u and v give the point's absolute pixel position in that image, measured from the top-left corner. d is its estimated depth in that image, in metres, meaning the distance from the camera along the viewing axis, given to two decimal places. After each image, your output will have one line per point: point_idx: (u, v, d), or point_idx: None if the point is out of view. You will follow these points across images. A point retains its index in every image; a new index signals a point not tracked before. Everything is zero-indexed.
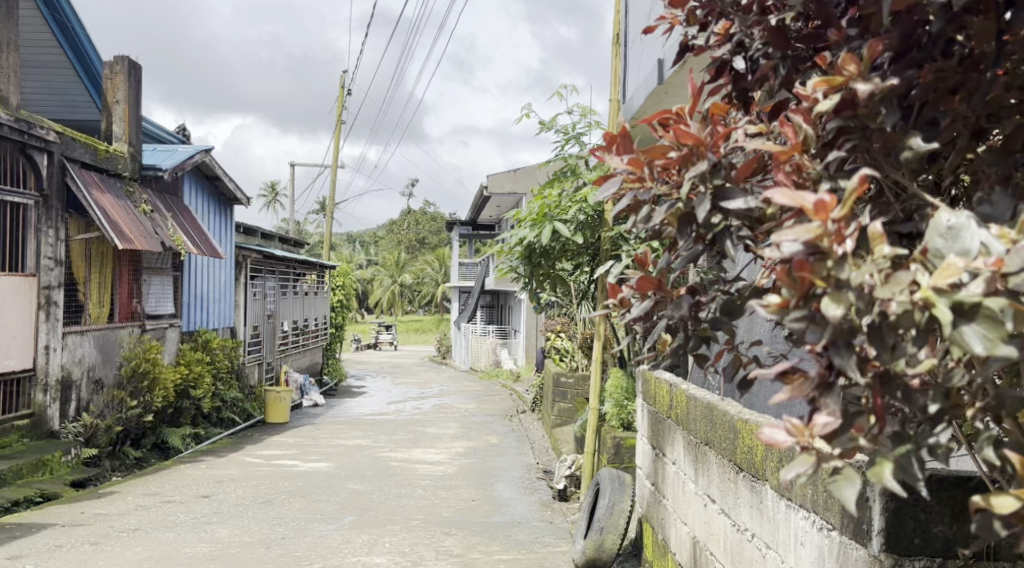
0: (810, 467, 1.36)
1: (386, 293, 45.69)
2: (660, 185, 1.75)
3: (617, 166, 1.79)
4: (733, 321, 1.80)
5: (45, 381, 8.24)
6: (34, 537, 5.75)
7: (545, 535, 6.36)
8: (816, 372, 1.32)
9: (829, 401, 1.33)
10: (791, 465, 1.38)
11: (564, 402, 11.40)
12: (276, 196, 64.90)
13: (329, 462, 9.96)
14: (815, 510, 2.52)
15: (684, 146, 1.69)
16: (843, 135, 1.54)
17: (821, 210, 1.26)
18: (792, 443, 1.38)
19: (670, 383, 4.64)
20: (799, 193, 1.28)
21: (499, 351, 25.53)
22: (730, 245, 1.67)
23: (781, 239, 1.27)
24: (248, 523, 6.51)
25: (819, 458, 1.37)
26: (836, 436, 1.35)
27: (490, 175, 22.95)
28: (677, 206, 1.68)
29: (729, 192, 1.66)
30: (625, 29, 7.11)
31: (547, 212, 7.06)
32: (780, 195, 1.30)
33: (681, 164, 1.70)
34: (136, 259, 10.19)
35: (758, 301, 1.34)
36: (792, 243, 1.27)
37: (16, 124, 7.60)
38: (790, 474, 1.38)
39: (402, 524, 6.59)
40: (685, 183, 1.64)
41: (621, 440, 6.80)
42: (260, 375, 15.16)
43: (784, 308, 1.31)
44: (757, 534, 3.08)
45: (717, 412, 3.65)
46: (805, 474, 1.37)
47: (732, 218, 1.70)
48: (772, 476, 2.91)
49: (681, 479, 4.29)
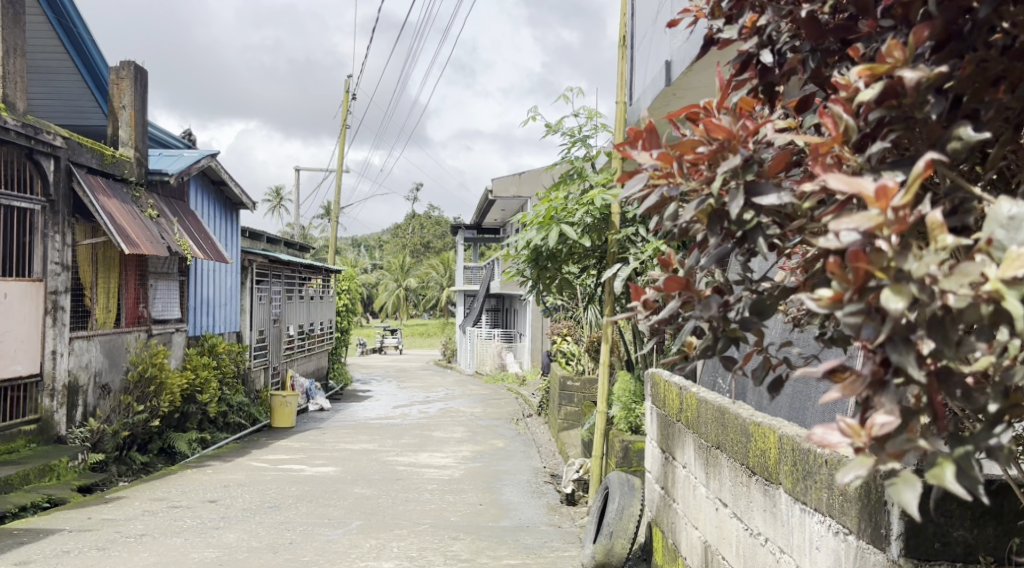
0: (867, 469, 1.29)
1: (391, 297, 45.73)
2: (688, 181, 1.72)
3: (644, 162, 1.76)
4: (763, 322, 1.63)
5: (52, 386, 8.23)
6: (41, 543, 5.74)
7: (553, 540, 6.33)
8: (869, 370, 1.28)
9: (884, 401, 1.28)
10: (846, 467, 1.31)
11: (571, 406, 11.38)
12: (281, 201, 64.99)
13: (336, 467, 9.94)
14: (831, 514, 2.49)
15: (715, 141, 1.65)
16: (884, 128, 1.49)
17: (882, 197, 1.24)
18: (847, 445, 1.30)
19: (680, 386, 4.61)
20: (858, 180, 1.27)
21: (504, 355, 25.52)
22: (763, 242, 1.59)
23: (839, 227, 1.26)
24: (255, 528, 6.49)
25: (876, 460, 1.30)
26: (890, 438, 1.30)
27: (495, 179, 22.97)
28: (707, 202, 1.63)
29: (761, 187, 1.60)
30: (631, 31, 7.10)
31: (554, 216, 7.00)
32: (837, 181, 1.29)
33: (711, 160, 1.66)
34: (142, 264, 10.19)
35: (808, 295, 1.30)
36: (850, 232, 1.26)
37: (23, 129, 7.61)
38: (847, 476, 1.30)
39: (410, 529, 6.57)
40: (717, 177, 1.59)
41: (630, 444, 6.77)
42: (266, 380, 15.16)
43: (838, 302, 1.28)
44: (770, 539, 3.05)
45: (729, 416, 3.62)
46: (862, 476, 1.29)
47: (764, 215, 1.62)
48: (786, 479, 2.88)
49: (692, 482, 4.26)
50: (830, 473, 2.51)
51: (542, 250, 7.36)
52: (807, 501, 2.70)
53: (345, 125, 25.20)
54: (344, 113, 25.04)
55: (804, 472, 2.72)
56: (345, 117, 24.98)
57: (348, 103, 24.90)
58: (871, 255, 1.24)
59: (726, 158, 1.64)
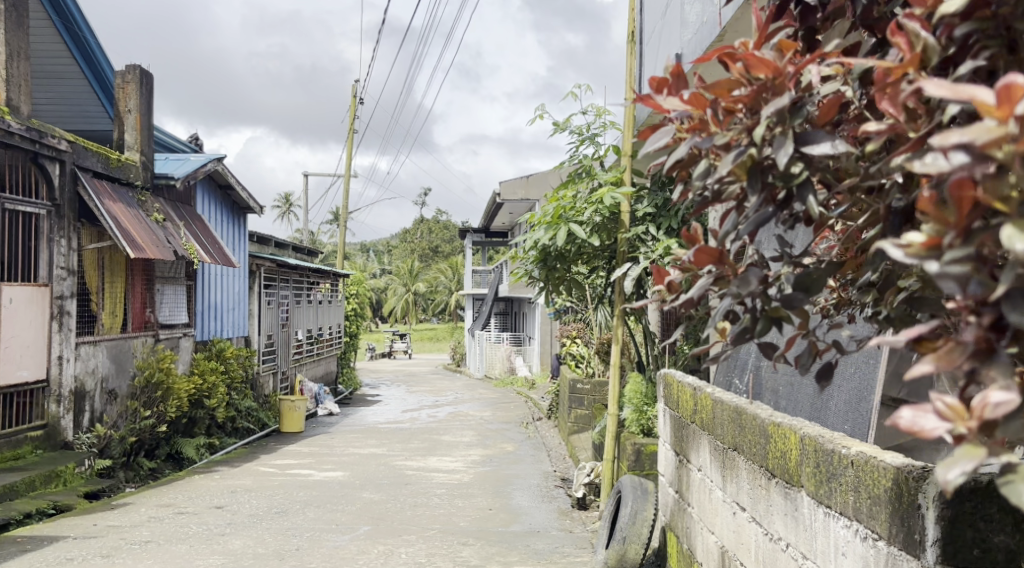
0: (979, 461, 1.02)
1: (399, 301, 45.74)
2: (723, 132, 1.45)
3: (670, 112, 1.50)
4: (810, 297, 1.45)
5: (59, 392, 8.16)
6: (45, 550, 5.65)
7: (564, 545, 6.21)
8: (971, 337, 1.05)
9: (996, 375, 1.04)
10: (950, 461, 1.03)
11: (581, 409, 11.28)
12: (289, 207, 65.22)
13: (345, 472, 9.85)
14: (858, 517, 2.38)
15: (756, 81, 1.39)
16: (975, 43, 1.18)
17: (1005, 103, 0.96)
18: (946, 430, 1.05)
19: (693, 386, 4.50)
20: (968, 84, 0.98)
21: (514, 359, 25.43)
22: (815, 200, 1.35)
23: (945, 140, 0.98)
24: (262, 534, 6.40)
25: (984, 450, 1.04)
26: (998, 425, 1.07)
27: (503, 182, 22.87)
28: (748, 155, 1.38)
29: (811, 135, 1.37)
30: (640, 28, 7.00)
31: (562, 215, 6.90)
32: (938, 85, 1.00)
33: (751, 105, 1.40)
34: (149, 269, 10.13)
35: (894, 240, 1.07)
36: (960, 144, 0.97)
37: (27, 132, 7.55)
38: (953, 472, 1.02)
39: (418, 534, 6.46)
40: (761, 122, 1.33)
41: (642, 446, 6.66)
42: (274, 385, 15.10)
43: (936, 247, 1.04)
44: (792, 544, 2.93)
45: (746, 417, 3.51)
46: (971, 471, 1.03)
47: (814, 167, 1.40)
48: (809, 482, 2.76)
49: (707, 486, 4.15)
50: (856, 475, 2.39)
51: (551, 250, 7.26)
52: (831, 504, 2.58)
53: (352, 130, 25.18)
54: (351, 117, 25.01)
55: (828, 474, 2.61)
56: (353, 121, 24.95)
57: (355, 107, 24.88)
58: (979, 183, 1.01)
59: (768, 101, 1.38)
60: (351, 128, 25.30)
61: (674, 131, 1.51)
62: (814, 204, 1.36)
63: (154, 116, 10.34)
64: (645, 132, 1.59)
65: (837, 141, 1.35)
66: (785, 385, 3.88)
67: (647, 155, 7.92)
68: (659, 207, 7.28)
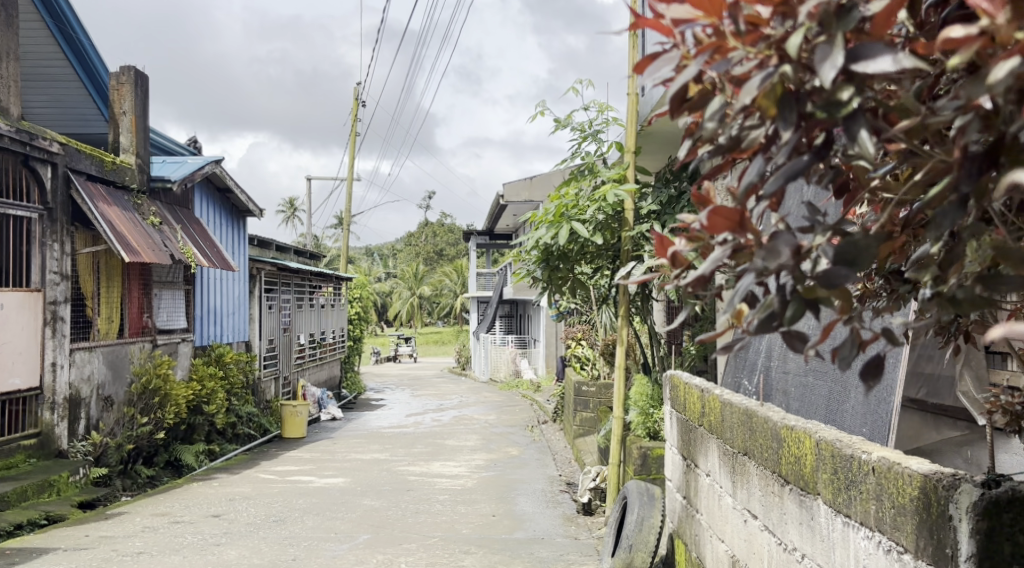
0: None
1: (405, 305, 45.60)
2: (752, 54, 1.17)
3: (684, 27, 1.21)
4: (855, 271, 1.21)
5: (53, 399, 8.01)
6: (33, 563, 5.49)
7: (569, 553, 6.03)
8: None
9: None
10: None
11: (586, 412, 11.09)
12: (293, 212, 65.20)
13: (346, 478, 9.68)
14: (880, 528, 2.19)
15: None
16: None
17: None
18: None
19: (701, 388, 4.33)
20: None
21: (520, 361, 25.25)
22: (869, 135, 1.12)
23: None
24: (258, 544, 6.23)
25: None
26: None
27: (506, 183, 22.67)
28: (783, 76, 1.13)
29: (867, 48, 1.12)
30: (642, 20, 6.83)
31: (565, 213, 6.71)
32: None
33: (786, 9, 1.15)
34: (146, 273, 9.98)
35: None
36: None
37: (17, 134, 7.41)
38: None
39: (419, 543, 6.29)
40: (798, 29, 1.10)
41: (648, 450, 6.48)
42: (276, 390, 14.94)
43: None
44: (808, 556, 2.74)
45: (757, 420, 3.33)
46: None
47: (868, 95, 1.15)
48: (825, 489, 2.58)
49: (716, 492, 3.97)
50: (877, 482, 2.21)
51: (553, 249, 7.09)
52: (849, 513, 2.40)
53: (354, 133, 25.03)
54: (353, 120, 24.88)
55: (846, 481, 2.42)
56: (355, 124, 24.81)
57: (357, 110, 24.74)
58: None
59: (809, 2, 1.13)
60: (354, 131, 25.16)
61: (678, 56, 1.24)
62: (865, 142, 1.13)
63: (149, 118, 10.21)
64: (640, 64, 1.27)
65: (900, 54, 1.11)
66: (799, 387, 3.71)
67: (652, 151, 7.73)
68: (663, 205, 7.10)
